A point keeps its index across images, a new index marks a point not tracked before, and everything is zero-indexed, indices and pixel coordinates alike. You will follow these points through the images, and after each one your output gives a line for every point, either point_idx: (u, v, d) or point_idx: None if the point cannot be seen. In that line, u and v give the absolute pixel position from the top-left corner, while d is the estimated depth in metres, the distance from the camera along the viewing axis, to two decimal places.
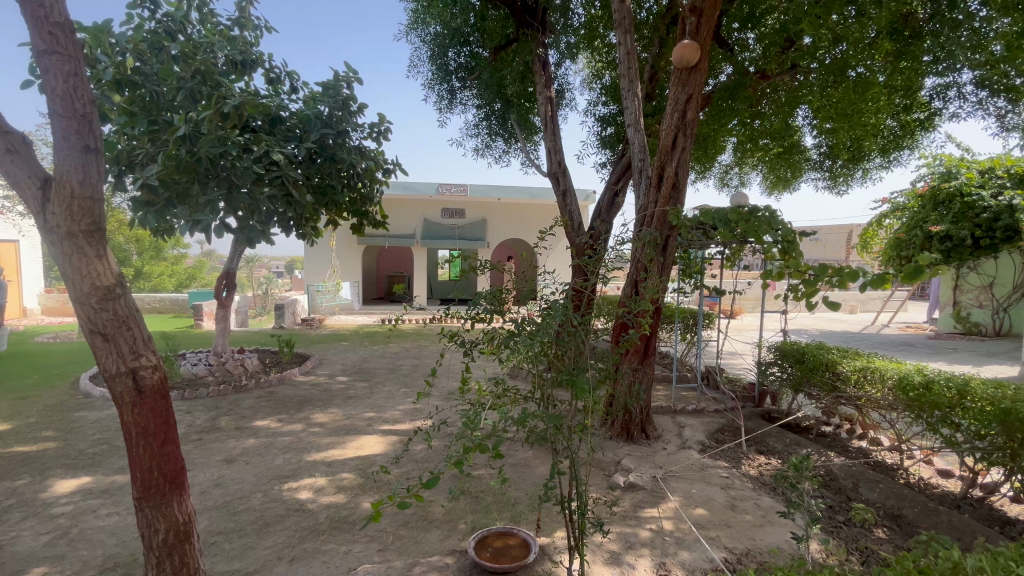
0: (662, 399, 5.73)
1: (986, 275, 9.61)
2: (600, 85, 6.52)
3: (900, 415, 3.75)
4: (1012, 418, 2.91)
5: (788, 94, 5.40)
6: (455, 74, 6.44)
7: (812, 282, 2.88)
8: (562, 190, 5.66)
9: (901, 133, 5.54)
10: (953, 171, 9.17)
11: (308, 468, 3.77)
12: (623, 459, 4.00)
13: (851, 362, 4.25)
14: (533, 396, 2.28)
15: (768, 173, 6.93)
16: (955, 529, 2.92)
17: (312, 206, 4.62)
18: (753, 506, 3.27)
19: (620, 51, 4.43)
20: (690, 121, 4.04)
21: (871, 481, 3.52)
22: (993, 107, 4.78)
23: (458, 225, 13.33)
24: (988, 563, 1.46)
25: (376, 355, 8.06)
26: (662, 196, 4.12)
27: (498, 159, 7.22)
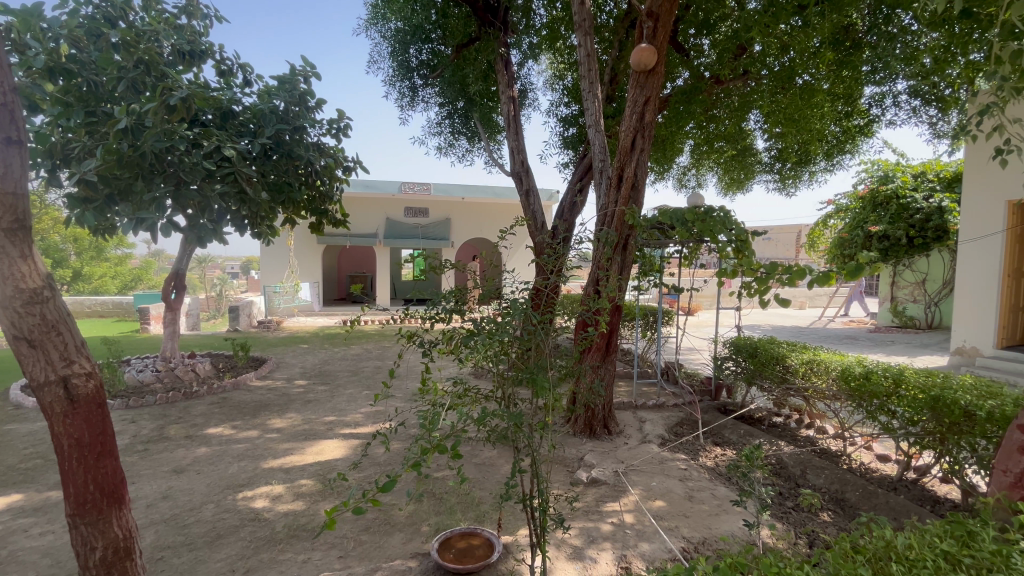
0: (624, 395, 5.86)
1: (919, 272, 10.31)
2: (562, 86, 6.58)
3: (843, 405, 3.98)
4: (940, 404, 3.14)
5: (741, 99, 5.62)
6: (417, 71, 6.35)
7: (763, 280, 3.01)
8: (525, 189, 5.68)
9: (843, 138, 5.86)
10: (890, 175, 9.79)
11: (265, 476, 3.64)
12: (586, 455, 4.07)
13: (799, 356, 4.47)
14: (494, 396, 2.29)
15: (723, 174, 7.18)
16: (893, 510, 3.12)
17: (268, 204, 4.44)
18: (709, 496, 3.39)
19: (581, 53, 4.48)
20: (649, 123, 4.15)
21: (818, 467, 3.72)
22: (926, 115, 5.13)
23: (422, 224, 13.17)
24: (916, 540, 1.56)
25: (337, 357, 7.87)
26: (622, 196, 4.21)
27: (461, 158, 7.18)
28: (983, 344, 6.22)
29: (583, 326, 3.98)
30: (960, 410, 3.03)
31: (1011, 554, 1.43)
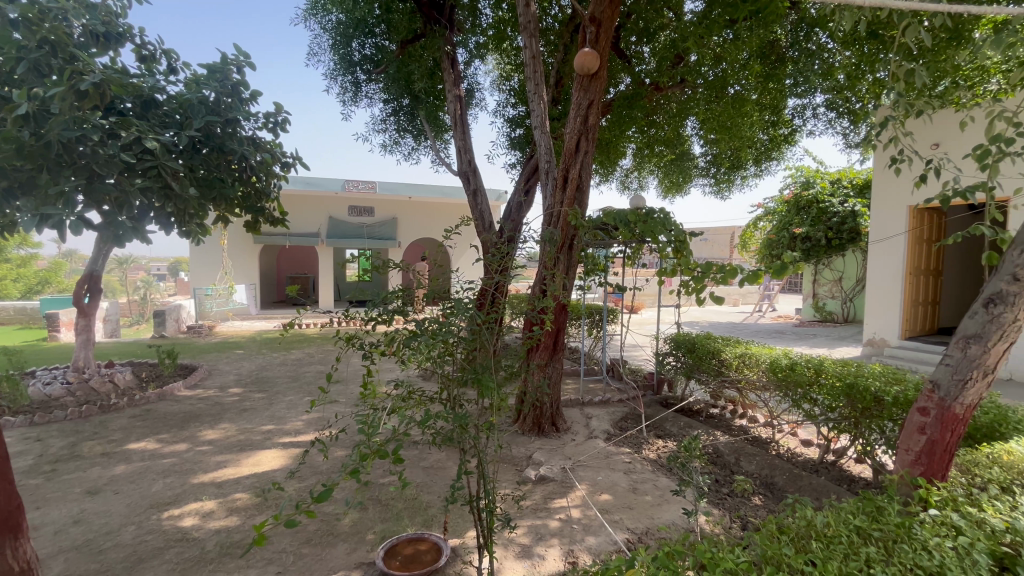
0: (571, 392, 5.96)
1: (837, 270, 11.22)
2: (509, 87, 6.60)
3: (771, 394, 4.26)
4: (855, 391, 3.43)
5: (679, 106, 5.87)
6: (360, 66, 6.15)
7: (700, 278, 3.17)
8: (472, 189, 5.65)
9: (770, 146, 6.28)
10: (811, 181, 10.57)
11: (194, 492, 3.38)
12: (534, 453, 4.10)
13: (733, 350, 4.74)
14: (439, 397, 2.25)
15: (663, 177, 7.48)
16: (815, 490, 3.37)
17: (198, 201, 4.12)
18: (652, 487, 3.52)
19: (526, 54, 4.51)
20: (592, 126, 4.25)
21: (750, 454, 3.95)
22: (840, 126, 5.58)
23: (367, 223, 12.78)
24: (833, 518, 1.68)
25: (276, 363, 7.48)
26: (568, 196, 4.28)
27: (407, 157, 7.04)
28: (889, 335, 6.86)
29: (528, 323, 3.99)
30: (871, 395, 3.32)
31: (912, 525, 1.58)
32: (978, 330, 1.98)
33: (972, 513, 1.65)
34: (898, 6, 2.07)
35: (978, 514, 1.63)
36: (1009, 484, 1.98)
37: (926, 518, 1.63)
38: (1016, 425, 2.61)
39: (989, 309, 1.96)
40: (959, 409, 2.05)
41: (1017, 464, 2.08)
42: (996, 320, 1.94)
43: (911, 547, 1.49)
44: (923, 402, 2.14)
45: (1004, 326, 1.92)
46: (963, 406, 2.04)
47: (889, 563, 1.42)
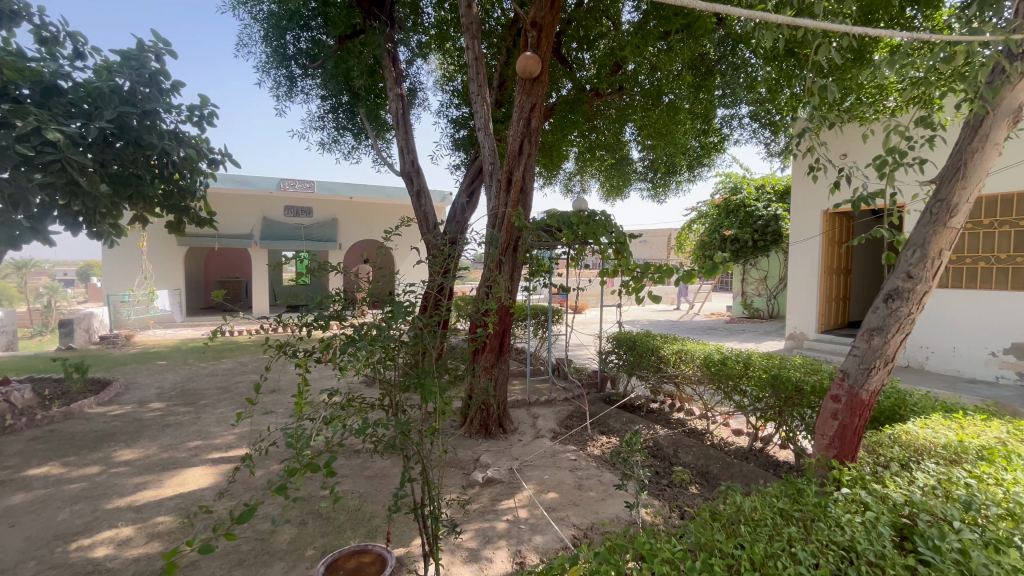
0: (518, 393, 5.99)
1: (762, 270, 12.04)
2: (452, 88, 6.55)
3: (705, 388, 4.49)
4: (778, 381, 3.69)
5: (618, 112, 6.07)
6: (295, 60, 5.87)
7: (639, 278, 3.31)
8: (416, 190, 5.55)
9: (702, 153, 6.65)
10: (738, 187, 11.29)
11: (108, 519, 3.08)
12: (481, 455, 4.08)
13: (670, 347, 4.96)
14: (381, 404, 2.19)
15: (605, 181, 7.70)
16: (745, 476, 3.59)
17: (110, 199, 3.77)
18: (597, 483, 3.61)
19: (468, 55, 4.48)
20: (535, 129, 4.30)
21: (687, 446, 4.15)
22: (763, 136, 6.00)
23: (304, 224, 12.21)
24: (760, 503, 1.80)
25: (204, 374, 6.97)
26: (511, 198, 4.31)
27: (347, 155, 6.79)
28: (807, 329, 7.46)
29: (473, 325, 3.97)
30: (792, 385, 3.59)
31: (827, 504, 1.72)
32: (880, 323, 2.18)
33: (877, 489, 1.81)
34: (809, 26, 2.26)
35: (882, 490, 1.80)
36: (907, 461, 2.20)
37: (839, 497, 1.78)
38: (910, 407, 2.92)
39: (889, 303, 2.16)
40: (865, 395, 2.25)
41: (913, 442, 2.31)
42: (894, 314, 2.15)
43: (826, 524, 1.62)
44: (835, 389, 2.33)
45: (901, 318, 2.13)
46: (869, 392, 2.25)
47: (808, 541, 1.53)
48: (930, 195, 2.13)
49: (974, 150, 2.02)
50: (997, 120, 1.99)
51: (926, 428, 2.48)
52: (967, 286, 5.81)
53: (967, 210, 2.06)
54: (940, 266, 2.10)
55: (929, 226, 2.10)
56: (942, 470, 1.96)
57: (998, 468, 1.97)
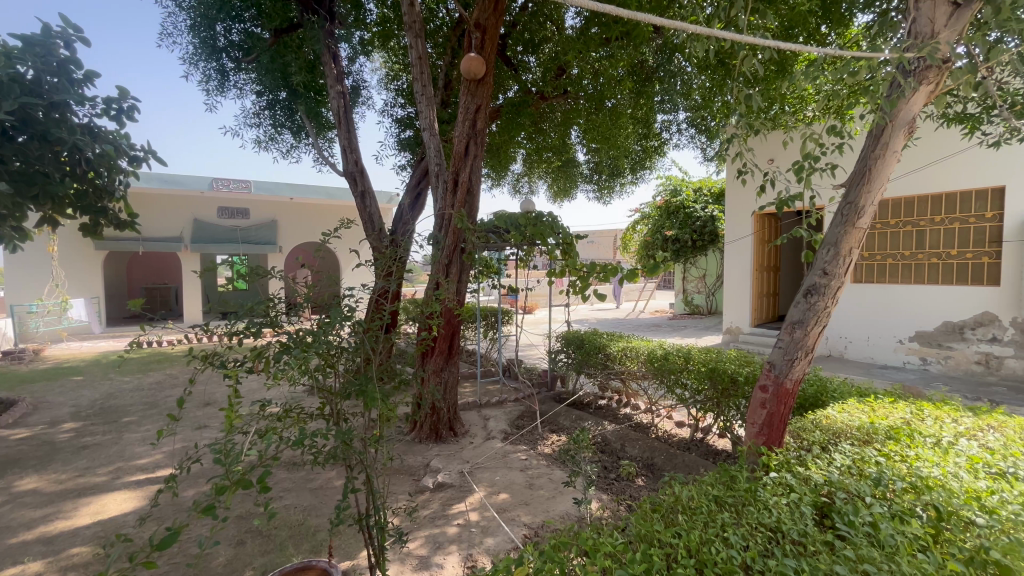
0: (469, 395, 5.95)
1: (701, 269, 12.66)
2: (397, 87, 6.43)
3: (650, 382, 4.65)
4: (716, 374, 3.90)
5: (563, 116, 6.17)
6: (226, 53, 5.53)
7: (586, 277, 3.40)
8: (360, 190, 5.39)
9: (644, 156, 6.89)
10: (678, 189, 11.79)
11: (13, 555, 2.77)
12: (432, 460, 4.02)
13: (616, 344, 5.10)
14: (321, 414, 2.11)
15: (552, 183, 7.82)
16: (687, 466, 3.76)
17: (9, 198, 3.38)
18: (547, 481, 3.64)
19: (412, 54, 4.40)
20: (480, 130, 4.29)
21: (633, 440, 4.28)
22: (699, 141, 6.31)
23: (240, 226, 11.54)
24: (697, 491, 1.88)
25: (127, 389, 6.43)
26: (458, 199, 4.29)
27: (286, 154, 6.48)
28: (742, 324, 7.91)
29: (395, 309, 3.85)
30: (729, 376, 3.80)
31: (757, 489, 1.83)
32: (801, 317, 2.35)
33: (801, 472, 1.94)
34: (735, 39, 2.40)
35: (805, 472, 1.93)
36: (826, 443, 2.38)
37: (768, 482, 1.89)
38: (830, 393, 3.16)
39: (808, 298, 2.33)
40: (789, 384, 2.41)
41: (832, 425, 2.50)
42: (813, 308, 2.32)
43: (755, 507, 1.72)
44: (763, 380, 2.48)
45: (819, 312, 2.31)
46: (792, 381, 2.41)
47: (739, 525, 1.61)
48: (840, 198, 2.31)
49: (877, 157, 2.21)
50: (895, 130, 2.18)
51: (843, 413, 2.69)
52: (877, 281, 6.37)
53: (872, 212, 2.26)
54: (850, 263, 2.28)
55: (841, 226, 2.28)
56: (856, 451, 2.14)
57: (902, 446, 2.17)
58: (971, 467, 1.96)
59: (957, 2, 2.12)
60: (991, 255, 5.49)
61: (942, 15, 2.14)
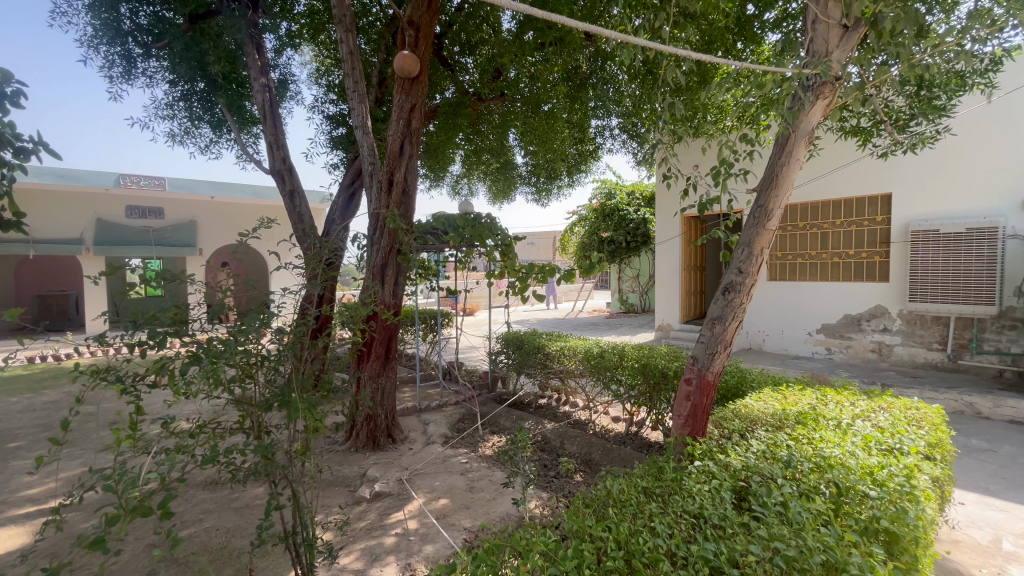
0: (409, 400, 5.81)
1: (635, 269, 13.19)
2: (328, 82, 6.16)
3: (587, 380, 4.77)
4: (648, 369, 4.06)
5: (501, 118, 6.19)
6: (133, 37, 5.02)
7: (524, 279, 3.44)
8: (288, 189, 5.11)
9: (580, 160, 7.05)
10: (612, 193, 12.20)
11: None
12: (368, 469, 3.88)
13: (555, 344, 5.18)
14: (241, 428, 1.97)
15: (491, 184, 7.82)
16: (622, 459, 3.89)
17: None
18: (487, 483, 3.63)
19: (342, 49, 4.22)
20: (415, 130, 4.20)
21: (572, 436, 4.37)
22: (631, 146, 6.57)
23: (153, 226, 10.57)
24: (629, 484, 1.94)
25: (12, 411, 5.66)
26: (392, 200, 4.17)
27: (204, 150, 6.00)
28: (673, 321, 8.32)
29: (327, 321, 3.97)
30: (660, 371, 3.97)
31: (682, 478, 1.92)
32: (720, 313, 2.50)
33: (721, 459, 2.06)
34: (659, 48, 2.50)
35: (724, 459, 2.06)
36: (744, 431, 2.55)
37: (692, 470, 1.99)
38: (749, 384, 3.40)
39: (726, 296, 2.48)
40: (710, 376, 2.55)
41: (750, 413, 2.68)
42: (730, 304, 2.47)
43: (680, 495, 1.81)
44: (688, 373, 2.61)
45: (736, 308, 2.47)
46: (714, 373, 2.55)
47: (666, 513, 1.69)
48: (752, 201, 2.49)
49: (784, 163, 2.40)
50: (797, 140, 2.38)
51: (759, 401, 2.89)
52: (788, 279, 6.93)
53: (780, 214, 2.44)
54: (762, 262, 2.46)
55: (754, 227, 2.45)
56: (769, 436, 2.31)
57: (809, 430, 2.36)
58: (865, 446, 2.17)
59: (846, 25, 2.36)
60: (882, 254, 6.14)
61: (835, 37, 2.36)
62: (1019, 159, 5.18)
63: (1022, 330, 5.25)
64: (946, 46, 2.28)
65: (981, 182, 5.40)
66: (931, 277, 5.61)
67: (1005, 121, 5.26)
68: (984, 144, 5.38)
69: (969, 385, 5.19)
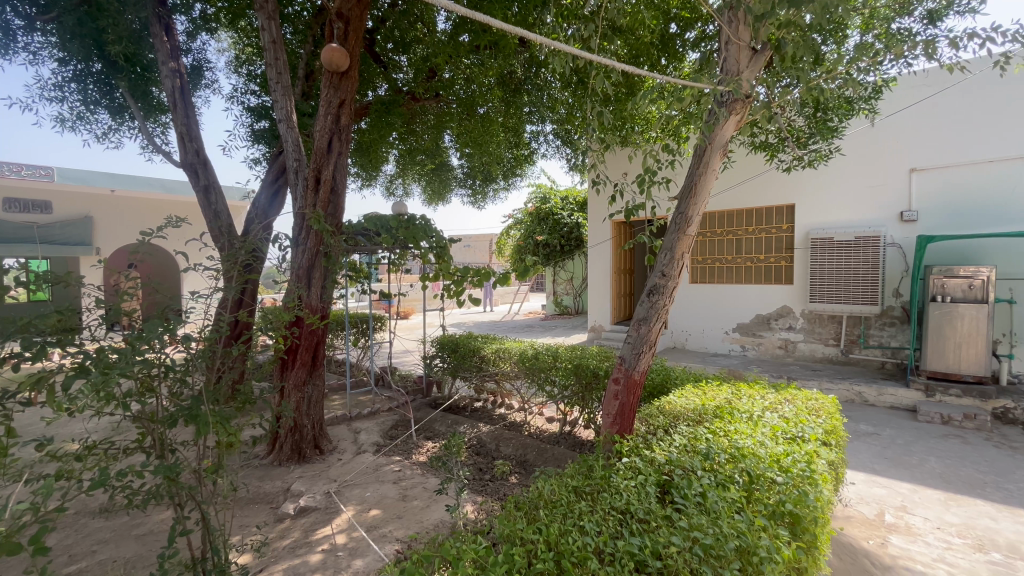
0: (338, 408, 5.55)
1: (569, 272, 13.52)
2: (249, 71, 5.75)
3: (522, 382, 4.80)
4: (580, 370, 4.16)
5: (436, 119, 6.10)
6: (11, 6, 4.36)
7: (459, 282, 3.41)
8: (202, 185, 4.72)
9: (516, 163, 7.11)
10: (547, 197, 12.43)
11: None
12: (293, 484, 3.65)
13: (490, 346, 5.19)
14: (140, 447, 1.78)
15: (426, 185, 7.71)
16: (556, 458, 3.95)
17: None
18: (421, 491, 3.54)
19: (263, 36, 3.94)
20: (345, 126, 4.03)
21: (507, 438, 4.38)
22: (564, 152, 6.72)
23: (37, 221, 9.31)
24: (560, 485, 1.97)
25: None
26: (320, 199, 3.97)
27: (101, 138, 5.36)
28: (604, 322, 8.62)
29: (246, 328, 3.70)
30: (591, 372, 4.09)
31: (610, 475, 1.98)
32: (645, 315, 2.61)
33: (647, 454, 2.15)
34: (587, 57, 2.57)
35: (650, 455, 2.15)
36: (667, 426, 2.69)
37: (621, 467, 2.06)
38: (672, 381, 3.59)
39: (651, 297, 2.60)
40: (636, 375, 2.66)
41: (673, 410, 2.83)
42: (654, 306, 2.59)
43: (609, 492, 1.87)
44: (616, 372, 2.71)
45: (659, 309, 2.59)
46: (639, 372, 2.66)
47: (595, 511, 1.73)
48: (674, 209, 2.63)
49: (701, 173, 2.56)
50: (713, 152, 2.54)
51: (682, 397, 3.07)
52: (708, 281, 7.41)
53: (698, 221, 2.60)
54: (682, 265, 2.60)
55: (675, 233, 2.59)
56: (690, 431, 2.44)
57: (725, 423, 2.53)
58: (774, 436, 2.36)
59: (755, 48, 2.56)
60: (787, 259, 6.74)
61: (745, 58, 2.56)
62: (897, 176, 5.89)
63: (899, 327, 5.98)
64: (837, 73, 2.54)
65: (867, 197, 6.10)
66: (828, 280, 6.24)
67: (886, 142, 5.96)
68: (869, 162, 6.07)
69: (859, 376, 5.83)
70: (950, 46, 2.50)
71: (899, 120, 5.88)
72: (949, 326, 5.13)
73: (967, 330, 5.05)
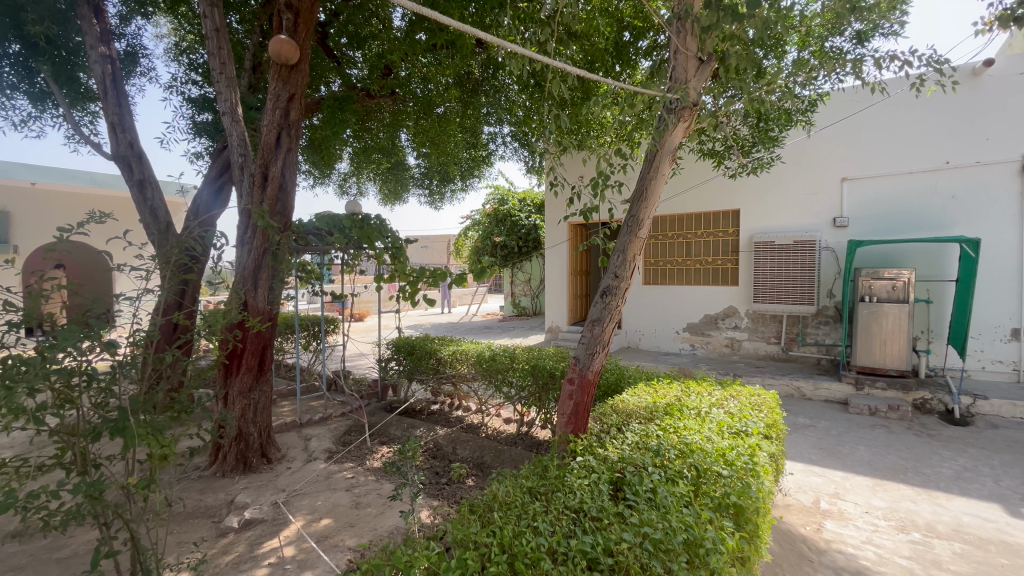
0: (288, 415, 5.32)
1: (527, 273, 13.61)
2: (189, 60, 5.43)
3: (479, 384, 4.78)
4: (536, 370, 4.18)
5: (391, 116, 5.99)
6: None
7: (415, 282, 3.33)
8: (136, 179, 4.41)
9: (474, 164, 7.09)
10: (505, 199, 12.47)
11: None
12: (237, 495, 3.46)
13: (447, 348, 5.14)
14: (59, 463, 1.63)
15: (382, 184, 7.55)
16: (513, 459, 3.96)
17: None
18: (375, 497, 3.46)
19: (205, 24, 3.73)
20: (294, 121, 3.87)
21: (464, 441, 4.34)
22: (522, 154, 6.77)
23: None
24: (515, 487, 1.96)
25: None
26: (267, 196, 3.80)
27: (19, 125, 4.89)
28: (561, 322, 8.73)
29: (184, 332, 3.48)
30: (548, 372, 4.11)
31: (565, 474, 2.00)
32: (599, 316, 2.65)
33: (600, 453, 2.19)
34: (543, 60, 2.57)
35: (603, 453, 2.18)
36: (621, 424, 2.74)
37: (575, 466, 2.09)
38: (626, 380, 3.67)
39: (604, 298, 2.65)
40: (590, 374, 2.69)
41: (626, 408, 2.90)
42: (608, 306, 2.64)
43: (563, 491, 1.88)
44: (571, 373, 2.74)
45: (613, 310, 2.64)
46: (593, 372, 2.70)
47: (549, 511, 1.74)
48: (627, 212, 2.69)
49: (652, 177, 2.63)
50: (663, 157, 2.61)
51: (635, 395, 3.14)
52: (661, 283, 7.65)
53: (649, 224, 2.67)
54: (635, 267, 2.66)
55: (628, 235, 2.65)
56: (642, 428, 2.51)
57: (675, 419, 2.62)
58: (720, 431, 2.46)
59: (701, 59, 2.65)
60: (733, 262, 7.06)
61: (692, 68, 2.65)
62: (831, 185, 6.30)
63: (833, 325, 6.40)
64: (777, 85, 2.68)
65: (805, 203, 6.48)
66: (770, 281, 6.58)
67: (821, 152, 6.36)
68: (806, 171, 6.46)
69: (797, 372, 6.18)
70: (875, 66, 2.70)
71: (833, 132, 6.29)
72: (876, 324, 5.53)
73: (891, 328, 5.46)
